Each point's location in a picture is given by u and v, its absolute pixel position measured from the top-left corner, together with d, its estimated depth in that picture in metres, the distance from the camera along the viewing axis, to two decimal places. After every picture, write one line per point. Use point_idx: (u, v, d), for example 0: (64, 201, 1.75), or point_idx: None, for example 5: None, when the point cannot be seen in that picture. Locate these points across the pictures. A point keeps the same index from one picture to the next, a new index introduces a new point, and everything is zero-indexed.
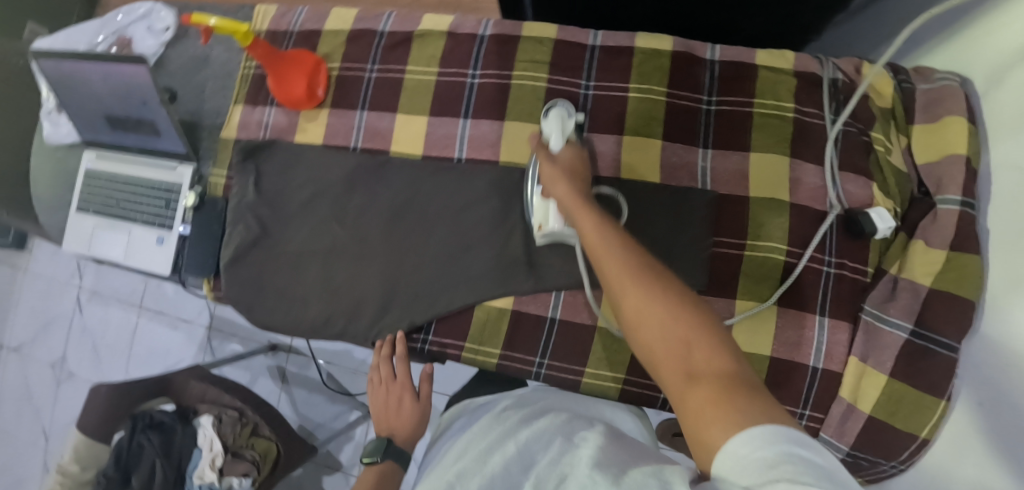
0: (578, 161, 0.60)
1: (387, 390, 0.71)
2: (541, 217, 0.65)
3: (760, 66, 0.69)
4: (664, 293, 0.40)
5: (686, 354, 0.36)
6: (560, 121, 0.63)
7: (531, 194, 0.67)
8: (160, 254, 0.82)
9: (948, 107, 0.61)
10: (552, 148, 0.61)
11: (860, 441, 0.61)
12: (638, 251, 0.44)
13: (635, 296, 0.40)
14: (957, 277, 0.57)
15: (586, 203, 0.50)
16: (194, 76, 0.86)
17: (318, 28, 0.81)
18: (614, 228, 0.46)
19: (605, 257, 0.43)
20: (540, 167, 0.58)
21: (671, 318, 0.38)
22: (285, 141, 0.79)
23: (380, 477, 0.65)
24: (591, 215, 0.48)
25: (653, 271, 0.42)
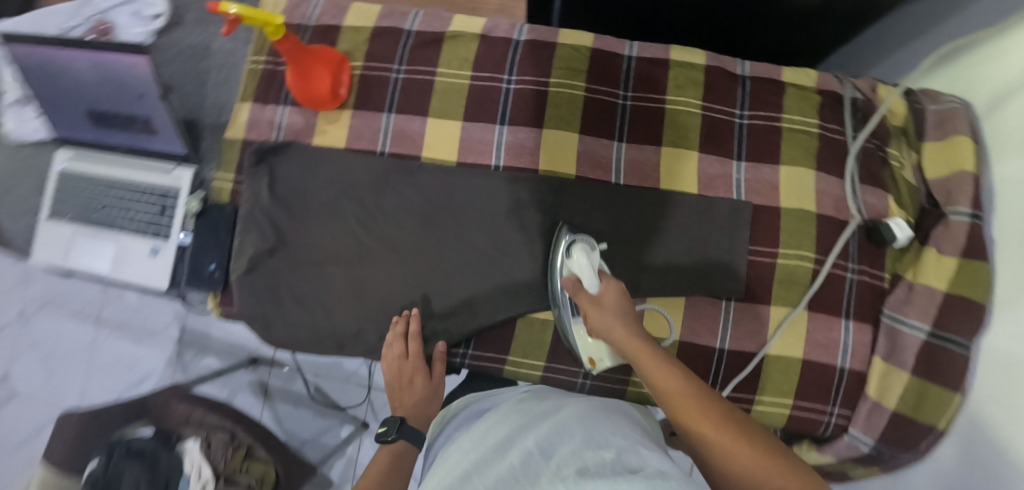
0: (622, 290, 0.61)
1: (400, 371, 0.68)
2: (596, 354, 0.65)
3: (788, 82, 0.72)
4: (732, 429, 0.46)
5: (768, 487, 0.41)
6: (588, 260, 0.62)
7: (571, 326, 0.65)
8: (154, 265, 0.74)
9: (957, 127, 0.66)
10: (591, 289, 0.61)
11: (885, 434, 0.66)
12: (705, 393, 0.50)
13: (718, 438, 0.45)
14: (970, 282, 0.62)
15: (644, 339, 0.56)
16: (194, 70, 0.79)
17: (337, 23, 0.76)
18: (676, 366, 0.52)
19: (679, 397, 0.49)
20: (587, 314, 0.60)
21: (748, 453, 0.43)
22: (302, 143, 0.74)
23: (395, 459, 0.63)
24: (652, 352, 0.54)
25: (723, 411, 0.48)
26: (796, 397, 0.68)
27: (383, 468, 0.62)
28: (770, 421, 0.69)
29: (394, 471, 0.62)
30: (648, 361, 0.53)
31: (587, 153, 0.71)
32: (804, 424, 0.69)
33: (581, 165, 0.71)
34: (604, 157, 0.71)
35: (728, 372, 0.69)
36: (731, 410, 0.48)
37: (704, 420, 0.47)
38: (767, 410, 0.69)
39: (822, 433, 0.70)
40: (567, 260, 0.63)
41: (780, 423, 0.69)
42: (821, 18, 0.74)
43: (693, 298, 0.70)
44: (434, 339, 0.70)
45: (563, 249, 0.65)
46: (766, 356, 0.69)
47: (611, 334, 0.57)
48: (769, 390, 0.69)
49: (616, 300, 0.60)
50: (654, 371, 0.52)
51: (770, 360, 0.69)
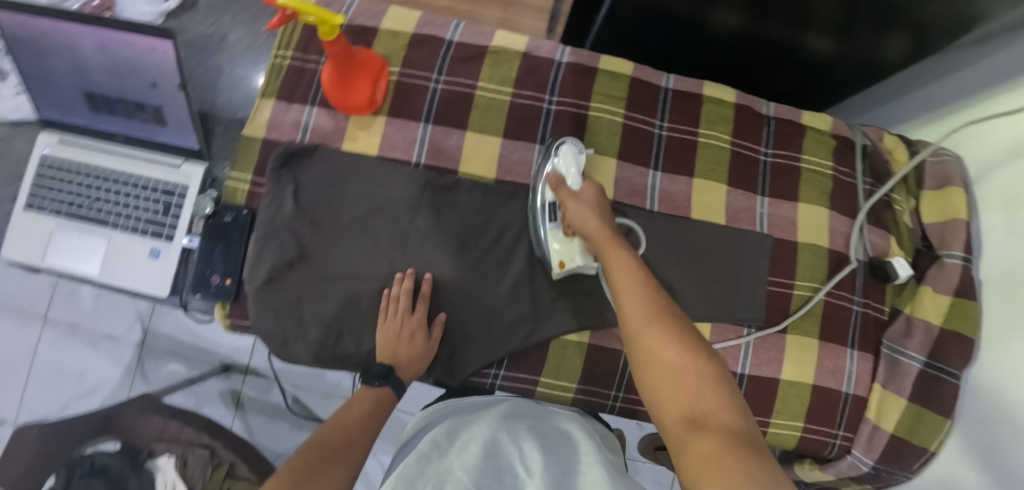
0: (599, 193, 0.65)
1: (399, 323, 0.65)
2: (567, 255, 0.65)
3: (807, 126, 0.77)
4: (681, 343, 0.48)
5: (696, 402, 0.44)
6: (572, 159, 0.66)
7: (546, 232, 0.66)
8: (153, 270, 0.67)
9: (952, 180, 0.73)
10: (573, 185, 0.64)
11: (884, 456, 0.72)
12: (663, 305, 0.52)
13: (654, 335, 0.49)
14: (961, 317, 0.69)
15: (614, 236, 0.59)
16: (210, 58, 0.73)
17: (373, 26, 0.73)
18: (640, 272, 0.55)
19: (630, 292, 0.53)
20: (564, 206, 0.63)
21: (690, 379, 0.45)
22: (330, 147, 0.70)
23: (377, 404, 0.61)
24: (620, 252, 0.57)
25: (668, 317, 0.51)
26: (806, 421, 0.73)
27: (364, 410, 0.60)
28: (783, 442, 0.73)
29: (375, 416, 0.60)
30: (615, 261, 0.56)
31: (624, 180, 0.72)
32: (812, 446, 0.73)
33: (618, 190, 0.72)
34: (639, 184, 0.73)
35: (747, 396, 0.72)
36: (682, 324, 0.50)
37: (651, 322, 0.50)
38: (781, 432, 0.72)
39: (827, 453, 0.75)
40: (555, 159, 0.66)
41: (792, 445, 0.73)
42: (833, 66, 0.80)
43: (718, 325, 0.73)
44: (468, 359, 0.68)
45: (552, 150, 0.68)
46: (780, 381, 0.72)
47: (585, 223, 0.61)
48: (784, 414, 0.72)
49: (592, 199, 0.63)
50: (618, 274, 0.55)
51: (785, 385, 0.73)
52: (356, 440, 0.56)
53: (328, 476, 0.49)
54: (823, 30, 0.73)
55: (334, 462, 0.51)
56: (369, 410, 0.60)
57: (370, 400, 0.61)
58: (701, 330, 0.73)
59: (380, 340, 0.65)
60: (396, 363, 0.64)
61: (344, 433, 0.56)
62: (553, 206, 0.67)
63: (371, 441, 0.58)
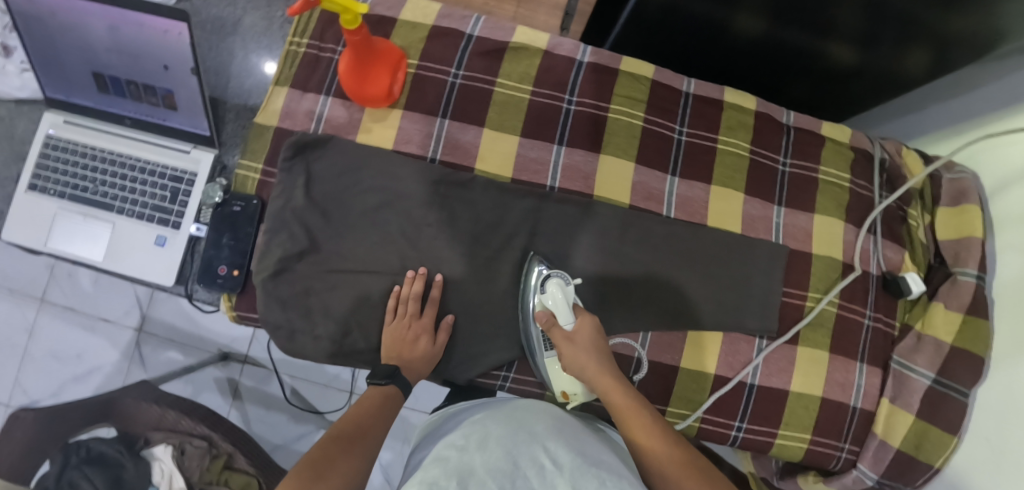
0: (596, 324, 0.64)
1: (407, 324, 0.64)
2: (571, 388, 0.65)
3: (826, 136, 0.77)
4: (697, 468, 0.53)
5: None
6: (562, 297, 0.63)
7: (543, 361, 0.65)
8: (158, 257, 0.66)
9: (968, 197, 0.73)
10: (564, 326, 0.63)
11: (889, 470, 0.72)
12: (675, 443, 0.55)
13: (688, 483, 0.51)
14: (972, 335, 0.69)
15: (615, 376, 0.60)
16: (222, 41, 0.71)
17: (392, 16, 0.71)
18: (650, 417, 0.57)
19: (655, 449, 0.54)
20: (559, 348, 0.63)
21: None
22: (344, 139, 0.68)
23: (382, 398, 0.60)
24: (625, 395, 0.59)
25: (682, 453, 0.54)
26: (814, 433, 0.72)
27: (370, 404, 0.59)
28: (789, 453, 0.73)
29: (382, 408, 0.59)
30: (621, 402, 0.58)
31: (641, 184, 0.72)
32: (819, 458, 0.73)
33: (635, 194, 0.71)
34: (656, 188, 0.72)
35: (756, 406, 0.72)
36: (695, 455, 0.55)
37: (668, 458, 0.53)
38: (788, 443, 0.72)
39: (832, 466, 0.74)
40: (542, 297, 0.64)
41: (798, 457, 0.72)
42: (854, 77, 0.80)
43: (729, 334, 0.72)
44: (477, 359, 0.67)
45: (534, 283, 0.66)
46: (789, 392, 0.72)
47: (585, 369, 0.61)
48: (792, 425, 0.72)
49: (587, 334, 0.63)
50: (629, 419, 0.57)
51: (793, 397, 0.72)
52: (365, 432, 0.55)
53: (343, 467, 0.49)
54: (847, 40, 0.72)
55: (346, 454, 0.51)
56: (377, 403, 0.59)
57: (376, 394, 0.60)
58: (712, 338, 0.72)
59: (385, 341, 0.65)
60: (402, 364, 0.64)
61: (355, 425, 0.56)
62: (546, 337, 0.65)
63: (379, 430, 0.57)
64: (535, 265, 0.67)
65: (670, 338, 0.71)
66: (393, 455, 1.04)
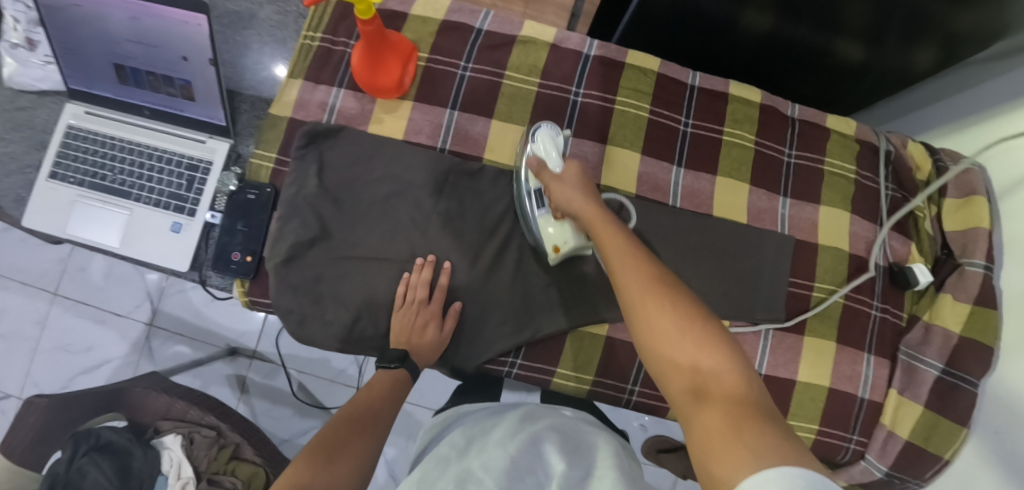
0: (583, 173, 0.61)
1: (415, 311, 0.65)
2: (562, 239, 0.64)
3: (832, 129, 0.77)
4: (682, 308, 0.43)
5: (696, 371, 0.39)
6: (551, 142, 0.63)
7: (536, 217, 0.64)
8: (173, 244, 0.67)
9: (975, 187, 0.73)
10: (552, 168, 0.61)
11: (897, 462, 0.72)
12: (662, 279, 0.46)
13: (652, 313, 0.43)
14: (981, 326, 0.69)
15: (604, 215, 0.55)
16: (239, 35, 0.72)
17: (403, 11, 0.73)
18: (634, 247, 0.50)
19: (629, 275, 0.47)
20: (549, 189, 0.60)
21: (692, 348, 0.40)
22: (356, 130, 0.70)
23: (394, 385, 0.64)
24: (609, 228, 0.53)
25: (668, 292, 0.44)
26: (821, 424, 0.72)
27: (383, 388, 0.63)
28: (796, 444, 0.72)
29: (392, 395, 0.63)
30: (607, 235, 0.52)
31: (647, 175, 0.72)
32: (827, 450, 0.73)
33: (641, 185, 0.72)
34: (663, 179, 0.73)
35: None
36: (682, 292, 0.45)
37: (649, 293, 0.44)
38: (795, 434, 0.72)
39: (841, 458, 0.74)
40: (533, 145, 0.63)
41: (806, 447, 0.72)
42: (861, 73, 0.81)
43: (735, 324, 0.73)
44: (486, 346, 0.68)
45: (530, 136, 0.65)
46: (796, 383, 0.72)
47: (571, 203, 0.57)
48: (799, 416, 0.72)
49: (576, 181, 0.59)
50: (611, 249, 0.50)
51: (800, 387, 0.72)
52: (377, 417, 0.60)
53: (354, 447, 0.54)
54: (854, 36, 0.73)
55: (358, 435, 0.55)
56: (389, 388, 0.63)
57: (389, 379, 0.64)
58: (718, 327, 0.72)
59: (394, 327, 0.66)
60: (411, 349, 0.66)
61: (367, 407, 0.60)
62: (539, 192, 0.65)
63: (390, 414, 0.61)
64: (536, 124, 0.66)
65: None
66: (398, 451, 1.04)
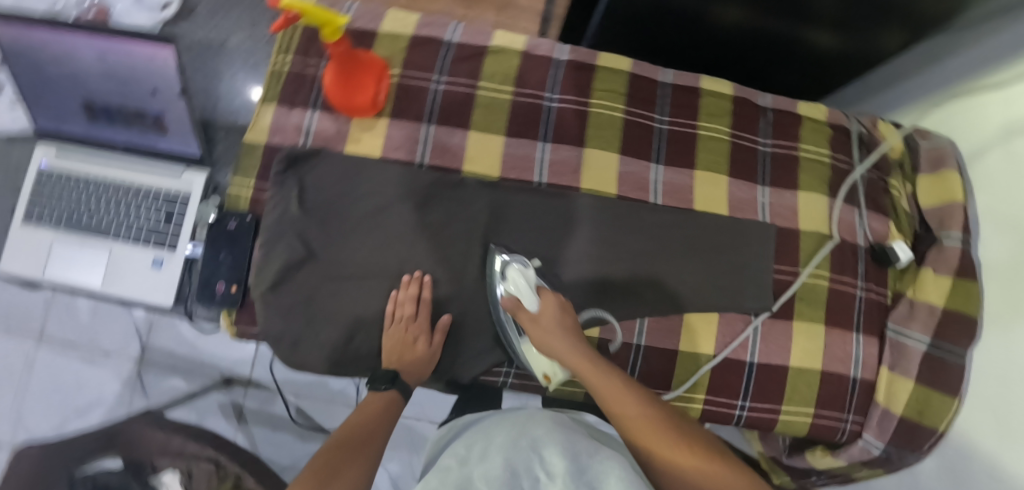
0: (560, 301, 0.65)
1: (404, 328, 0.65)
2: (551, 370, 0.65)
3: (804, 115, 0.78)
4: (685, 439, 0.55)
5: (711, 485, 0.51)
6: (525, 280, 0.64)
7: (521, 346, 0.65)
8: (156, 279, 0.66)
9: (947, 163, 0.75)
10: (530, 309, 0.64)
11: (895, 438, 0.72)
12: (654, 409, 0.58)
13: (670, 450, 0.54)
14: (963, 298, 0.71)
15: (589, 356, 0.62)
16: (210, 64, 0.72)
17: (373, 29, 0.73)
18: (626, 386, 0.59)
19: (630, 415, 0.56)
20: (530, 332, 0.64)
21: (700, 465, 0.53)
22: (333, 150, 0.70)
23: (386, 406, 0.65)
24: (599, 372, 0.60)
25: (658, 418, 0.57)
26: (816, 407, 0.73)
27: (375, 409, 0.64)
28: (793, 429, 0.73)
29: (386, 415, 0.64)
30: (592, 376, 0.60)
31: (628, 174, 0.73)
32: (823, 431, 0.74)
33: (622, 184, 0.73)
34: (643, 177, 0.73)
35: (757, 385, 0.72)
36: (666, 417, 0.58)
37: (649, 426, 0.56)
38: (792, 419, 0.73)
39: (839, 439, 0.75)
40: (504, 286, 0.65)
41: (803, 431, 0.73)
42: (832, 60, 0.82)
43: (725, 315, 0.73)
44: (478, 356, 0.69)
45: (500, 273, 0.67)
46: (790, 368, 0.73)
47: (557, 351, 0.63)
48: (794, 401, 0.73)
49: (553, 309, 0.64)
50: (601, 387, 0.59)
51: (793, 372, 0.73)
52: (372, 439, 0.61)
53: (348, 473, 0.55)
54: (822, 24, 0.74)
55: (351, 460, 0.57)
56: (382, 409, 0.64)
57: (382, 400, 0.65)
58: (709, 319, 0.73)
59: (384, 347, 0.66)
60: (401, 369, 0.66)
61: (361, 427, 0.62)
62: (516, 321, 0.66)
63: (385, 434, 0.63)
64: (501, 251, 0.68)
65: (668, 322, 0.72)
66: (403, 468, 1.04)
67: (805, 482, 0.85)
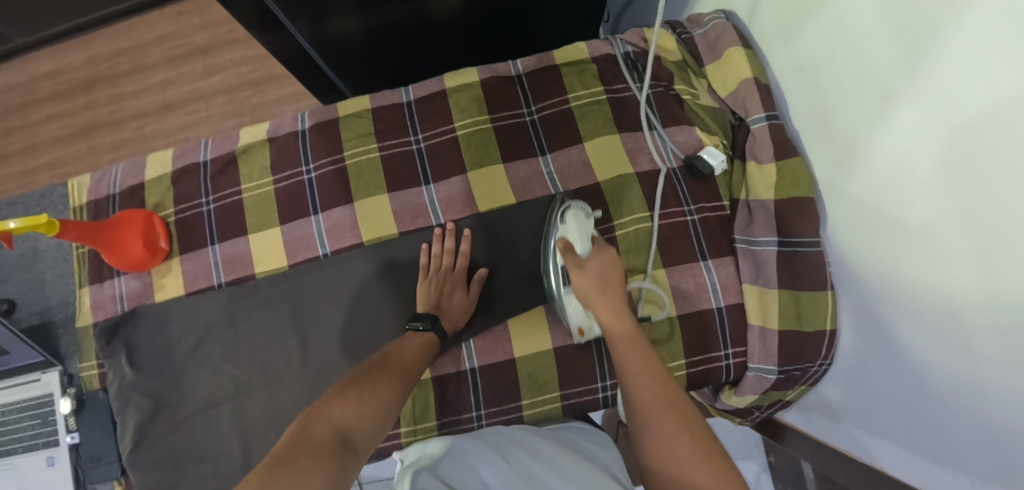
0: (613, 260, 0.58)
1: (441, 279, 0.67)
2: (586, 325, 0.62)
3: (560, 64, 0.74)
4: (699, 442, 0.42)
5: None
6: (580, 227, 0.61)
7: (561, 296, 0.62)
8: (54, 476, 0.74)
9: (726, 42, 0.68)
10: (580, 254, 0.59)
11: (785, 356, 0.64)
12: (677, 393, 0.46)
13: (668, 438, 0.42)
14: (792, 182, 0.61)
15: (621, 312, 0.54)
16: (30, 273, 0.82)
17: (140, 181, 0.78)
18: (652, 364, 0.49)
19: (642, 390, 0.46)
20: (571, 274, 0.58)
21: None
22: (146, 305, 0.74)
23: (426, 343, 0.59)
24: (625, 328, 0.52)
25: (692, 426, 0.43)
26: (687, 354, 0.67)
27: (416, 345, 0.58)
28: None
29: (427, 353, 0.58)
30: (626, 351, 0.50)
31: (402, 208, 0.71)
32: (705, 377, 0.68)
33: (401, 220, 0.71)
34: (419, 203, 0.71)
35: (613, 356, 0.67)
36: (689, 413, 0.45)
37: (669, 428, 0.43)
38: None
39: (728, 377, 0.68)
40: (561, 227, 0.61)
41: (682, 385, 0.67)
42: None
43: (553, 301, 0.69)
44: None
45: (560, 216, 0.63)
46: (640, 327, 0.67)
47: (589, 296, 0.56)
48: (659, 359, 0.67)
49: (599, 270, 0.57)
50: (624, 369, 0.49)
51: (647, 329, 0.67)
52: (409, 372, 0.54)
53: (383, 391, 0.48)
54: None
55: (375, 383, 0.49)
56: (421, 347, 0.58)
57: (419, 340, 0.59)
58: (536, 313, 0.69)
59: (421, 293, 0.66)
60: (439, 314, 0.64)
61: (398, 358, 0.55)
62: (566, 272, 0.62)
63: (422, 375, 0.56)
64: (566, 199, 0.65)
65: (494, 334, 0.68)
66: None
67: (754, 419, 0.77)
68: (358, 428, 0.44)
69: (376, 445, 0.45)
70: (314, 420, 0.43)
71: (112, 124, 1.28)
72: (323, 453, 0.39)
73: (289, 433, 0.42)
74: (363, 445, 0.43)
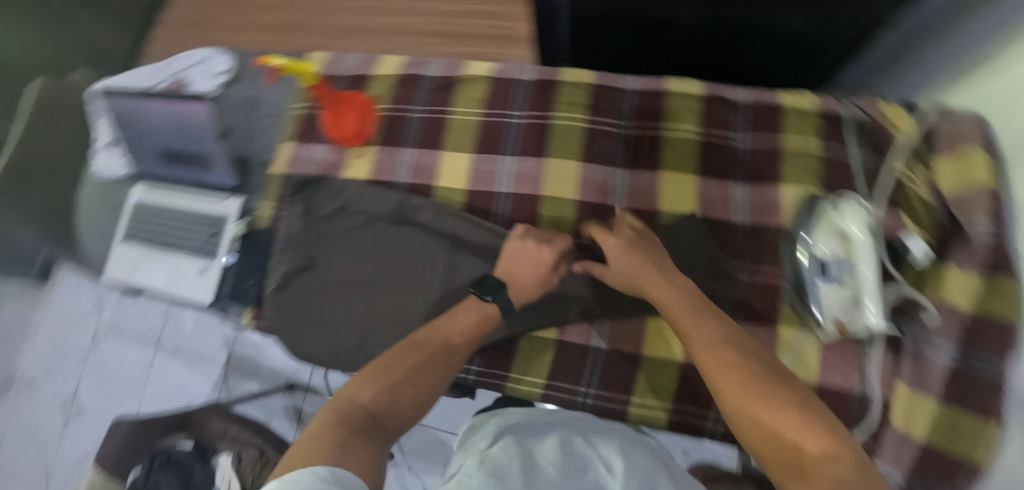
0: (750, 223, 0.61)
1: (525, 246, 0.68)
2: (851, 316, 0.61)
3: (787, 105, 0.76)
4: (774, 395, 0.45)
5: (797, 449, 0.40)
6: (859, 219, 0.61)
7: (821, 288, 0.62)
8: (200, 283, 0.82)
9: (966, 139, 0.65)
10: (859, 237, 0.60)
11: (920, 471, 0.59)
12: (752, 361, 0.49)
13: (745, 391, 0.46)
14: (996, 300, 0.58)
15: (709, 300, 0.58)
16: (248, 115, 0.91)
17: (368, 72, 0.87)
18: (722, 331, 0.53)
19: (707, 352, 0.51)
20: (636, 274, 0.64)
21: (794, 434, 0.42)
22: (333, 176, 0.83)
23: (482, 319, 0.62)
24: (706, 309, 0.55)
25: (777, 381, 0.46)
26: None
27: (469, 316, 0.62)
28: None
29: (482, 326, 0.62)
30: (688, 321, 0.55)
31: (588, 179, 0.75)
32: None
33: (582, 189, 0.75)
34: (604, 182, 0.75)
35: None
36: (789, 380, 0.47)
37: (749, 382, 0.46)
38: None
39: None
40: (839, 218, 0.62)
41: None
42: (822, 48, 0.77)
43: None
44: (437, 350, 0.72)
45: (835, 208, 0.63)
46: None
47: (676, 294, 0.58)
48: None
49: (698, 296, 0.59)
50: (697, 339, 0.53)
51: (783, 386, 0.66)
52: (456, 348, 0.59)
53: (420, 374, 0.54)
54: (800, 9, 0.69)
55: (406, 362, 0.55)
56: (476, 324, 0.62)
57: (477, 314, 0.63)
58: None
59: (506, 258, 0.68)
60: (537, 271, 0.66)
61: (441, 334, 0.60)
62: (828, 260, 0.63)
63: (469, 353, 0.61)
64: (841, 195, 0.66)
65: (629, 325, 0.70)
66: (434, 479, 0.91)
67: None
68: (389, 411, 0.50)
69: (403, 422, 0.51)
70: (347, 401, 0.50)
71: (319, 24, 1.40)
72: (352, 434, 0.45)
73: (326, 412, 0.49)
74: (388, 426, 0.49)
